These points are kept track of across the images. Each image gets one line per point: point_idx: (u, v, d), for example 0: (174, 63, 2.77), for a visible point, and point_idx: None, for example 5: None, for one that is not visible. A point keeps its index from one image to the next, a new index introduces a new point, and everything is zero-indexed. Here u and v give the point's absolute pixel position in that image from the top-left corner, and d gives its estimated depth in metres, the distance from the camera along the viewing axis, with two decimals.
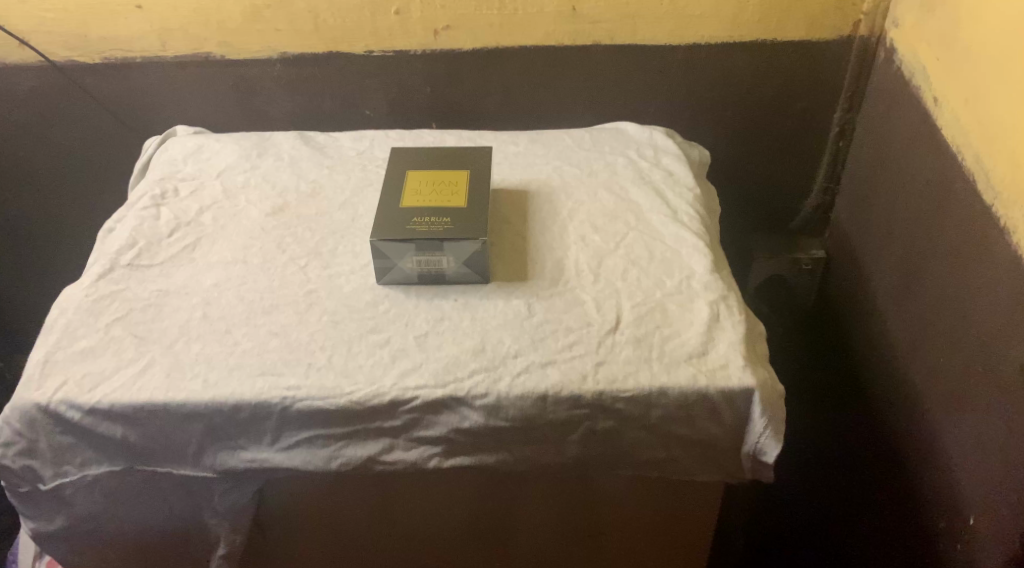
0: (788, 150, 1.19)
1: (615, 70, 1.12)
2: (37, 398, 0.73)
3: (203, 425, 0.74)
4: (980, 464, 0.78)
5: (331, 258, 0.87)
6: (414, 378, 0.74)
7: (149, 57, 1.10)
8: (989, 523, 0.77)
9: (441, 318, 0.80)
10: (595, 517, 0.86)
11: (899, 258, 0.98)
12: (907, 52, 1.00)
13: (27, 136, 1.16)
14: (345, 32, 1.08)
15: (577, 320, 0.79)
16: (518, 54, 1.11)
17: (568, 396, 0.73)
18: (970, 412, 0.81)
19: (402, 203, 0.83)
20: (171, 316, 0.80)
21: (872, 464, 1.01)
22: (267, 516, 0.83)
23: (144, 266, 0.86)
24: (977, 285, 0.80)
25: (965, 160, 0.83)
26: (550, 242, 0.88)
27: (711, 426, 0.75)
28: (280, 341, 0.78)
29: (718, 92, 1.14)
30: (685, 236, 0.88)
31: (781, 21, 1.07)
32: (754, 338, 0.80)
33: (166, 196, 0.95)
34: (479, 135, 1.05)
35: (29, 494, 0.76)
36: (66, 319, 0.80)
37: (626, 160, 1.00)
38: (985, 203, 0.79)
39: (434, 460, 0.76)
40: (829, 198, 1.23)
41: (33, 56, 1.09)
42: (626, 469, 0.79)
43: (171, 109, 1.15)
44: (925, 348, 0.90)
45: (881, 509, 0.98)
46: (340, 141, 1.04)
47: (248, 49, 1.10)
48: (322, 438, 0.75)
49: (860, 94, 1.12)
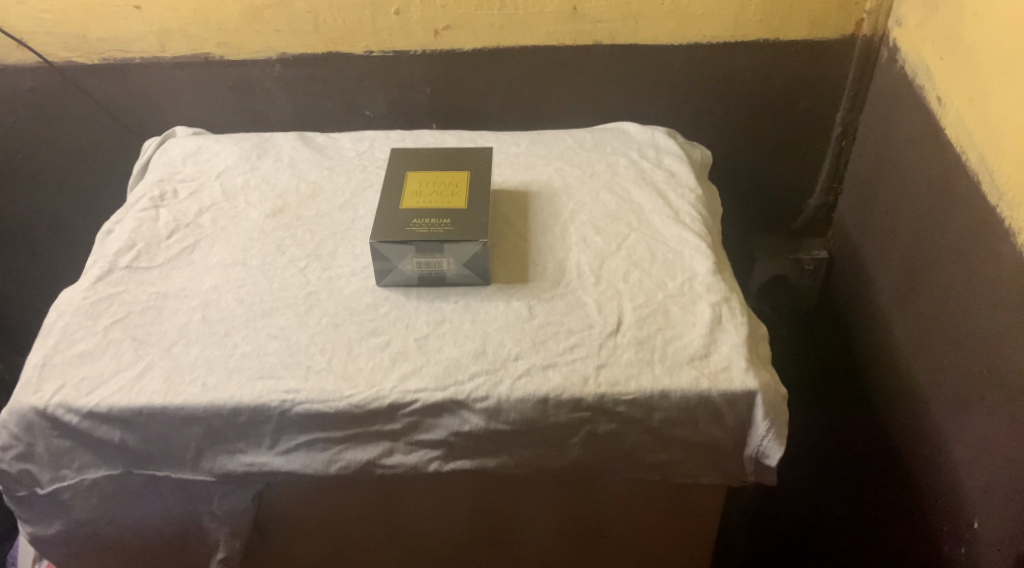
0: (791, 150, 1.19)
1: (616, 70, 1.11)
2: (35, 402, 0.73)
3: (202, 429, 0.74)
4: (985, 467, 0.78)
5: (331, 260, 0.86)
6: (414, 381, 0.74)
7: (148, 58, 1.10)
8: (994, 527, 0.76)
9: (441, 321, 0.79)
10: (598, 520, 0.86)
11: (903, 259, 0.97)
12: (910, 52, 0.99)
13: (27, 137, 1.16)
14: (345, 33, 1.08)
15: (579, 322, 0.79)
16: (519, 54, 1.10)
17: (569, 399, 0.73)
18: (974, 414, 0.80)
19: (402, 204, 0.83)
20: (171, 319, 0.80)
21: (875, 467, 1.01)
22: (266, 520, 0.83)
23: (143, 268, 0.85)
24: (982, 287, 0.79)
25: (969, 161, 0.83)
26: (551, 243, 0.87)
27: (713, 429, 0.75)
28: (279, 343, 0.77)
29: (720, 92, 1.13)
30: (688, 237, 0.87)
31: (784, 21, 1.07)
32: (757, 340, 0.79)
33: (166, 197, 0.95)
34: (480, 136, 1.04)
35: (26, 498, 0.75)
36: (64, 322, 0.80)
37: (628, 160, 0.99)
38: (990, 204, 0.78)
39: (434, 464, 0.76)
40: (832, 198, 1.22)
41: (32, 56, 1.09)
42: (627, 472, 0.78)
43: (171, 109, 1.15)
44: (929, 350, 0.89)
45: (884, 510, 0.98)
46: (341, 142, 1.04)
47: (248, 49, 1.09)
48: (321, 442, 0.75)
49: (862, 93, 1.12)
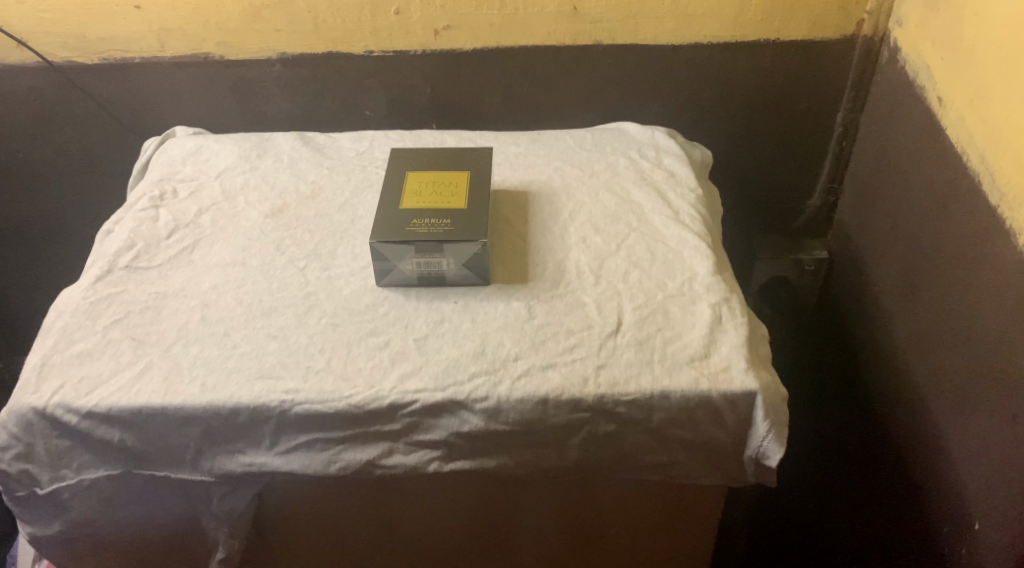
0: (791, 150, 1.19)
1: (617, 70, 1.11)
2: (35, 402, 0.73)
3: (201, 429, 0.74)
4: (986, 468, 0.78)
5: (331, 260, 0.86)
6: (414, 381, 0.74)
7: (148, 58, 1.10)
8: (995, 528, 0.76)
9: (441, 321, 0.79)
10: (598, 521, 0.86)
11: (903, 259, 0.97)
12: (911, 52, 0.99)
13: (27, 137, 1.16)
14: (345, 33, 1.08)
15: (578, 323, 0.78)
16: (519, 54, 1.10)
17: (569, 399, 0.73)
18: (975, 415, 0.80)
19: (401, 204, 0.83)
20: (170, 319, 0.80)
21: (875, 467, 1.01)
22: (266, 520, 0.83)
23: (142, 268, 0.85)
24: (983, 288, 0.79)
25: (970, 161, 0.83)
26: (551, 243, 0.87)
27: (713, 430, 0.75)
28: (279, 344, 0.77)
29: (720, 92, 1.13)
30: (687, 237, 0.87)
31: (785, 21, 1.06)
32: (757, 341, 0.79)
33: (165, 197, 0.95)
34: (479, 136, 1.04)
35: (26, 498, 0.75)
36: (64, 322, 0.80)
37: (627, 161, 0.99)
38: (991, 204, 0.78)
39: (434, 464, 0.76)
40: (833, 198, 1.22)
41: (32, 56, 1.09)
42: (628, 473, 0.78)
43: (170, 109, 1.14)
44: (929, 350, 0.89)
45: (884, 511, 0.98)
46: (340, 142, 1.04)
47: (248, 49, 1.09)
48: (321, 442, 0.75)
49: (863, 93, 1.11)
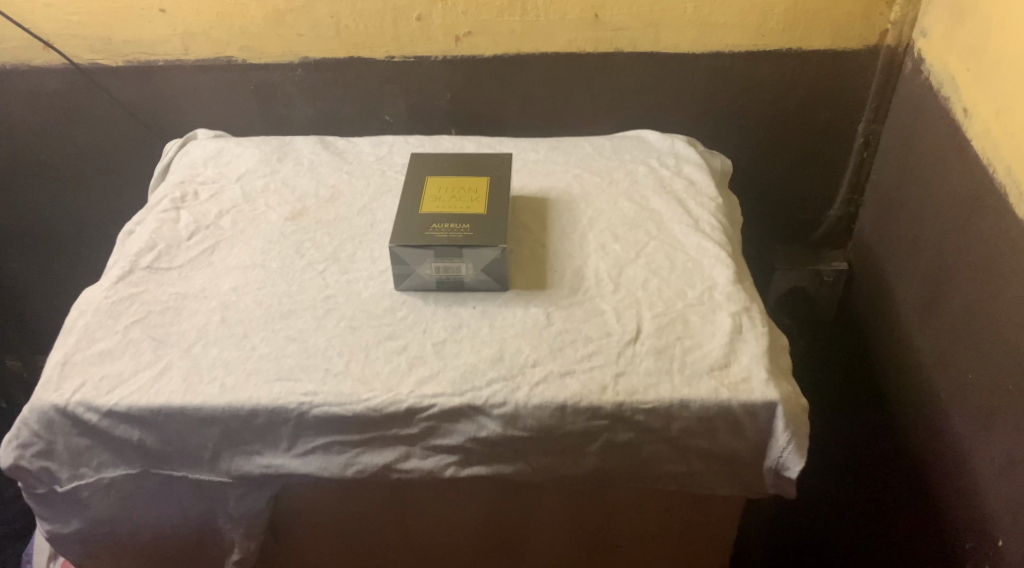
0: (810, 160, 1.18)
1: (637, 78, 1.11)
2: (56, 399, 0.73)
3: (220, 430, 0.74)
4: (1010, 483, 0.77)
5: (349, 263, 0.86)
6: (432, 386, 0.74)
7: (171, 60, 1.10)
8: (1019, 544, 0.75)
9: (459, 326, 0.79)
10: (612, 530, 0.85)
11: (926, 271, 0.96)
12: (936, 63, 0.98)
13: (51, 139, 1.17)
14: (367, 38, 1.08)
15: (597, 330, 0.78)
16: (540, 61, 1.10)
17: (588, 407, 0.72)
18: (1000, 428, 0.79)
19: (420, 209, 0.83)
20: (189, 319, 0.80)
21: (896, 480, 1.00)
22: (281, 521, 0.83)
23: (163, 268, 0.86)
24: (1009, 299, 0.78)
25: (995, 173, 0.82)
26: (569, 250, 0.87)
27: (733, 440, 0.74)
28: (297, 346, 0.77)
29: (741, 100, 1.12)
30: (708, 245, 0.87)
31: (807, 31, 1.06)
32: (778, 351, 0.78)
33: (186, 200, 0.95)
34: (499, 142, 1.05)
35: (45, 495, 0.76)
36: (85, 320, 0.80)
37: (647, 168, 0.99)
38: (1016, 218, 0.78)
39: (450, 469, 0.75)
40: (854, 209, 1.21)
41: (58, 58, 1.10)
42: (645, 482, 0.77)
43: (191, 112, 1.15)
44: (953, 368, 0.88)
45: (904, 527, 0.97)
46: (360, 146, 1.04)
47: (271, 54, 1.10)
48: (339, 445, 0.74)
49: (885, 104, 1.11)
